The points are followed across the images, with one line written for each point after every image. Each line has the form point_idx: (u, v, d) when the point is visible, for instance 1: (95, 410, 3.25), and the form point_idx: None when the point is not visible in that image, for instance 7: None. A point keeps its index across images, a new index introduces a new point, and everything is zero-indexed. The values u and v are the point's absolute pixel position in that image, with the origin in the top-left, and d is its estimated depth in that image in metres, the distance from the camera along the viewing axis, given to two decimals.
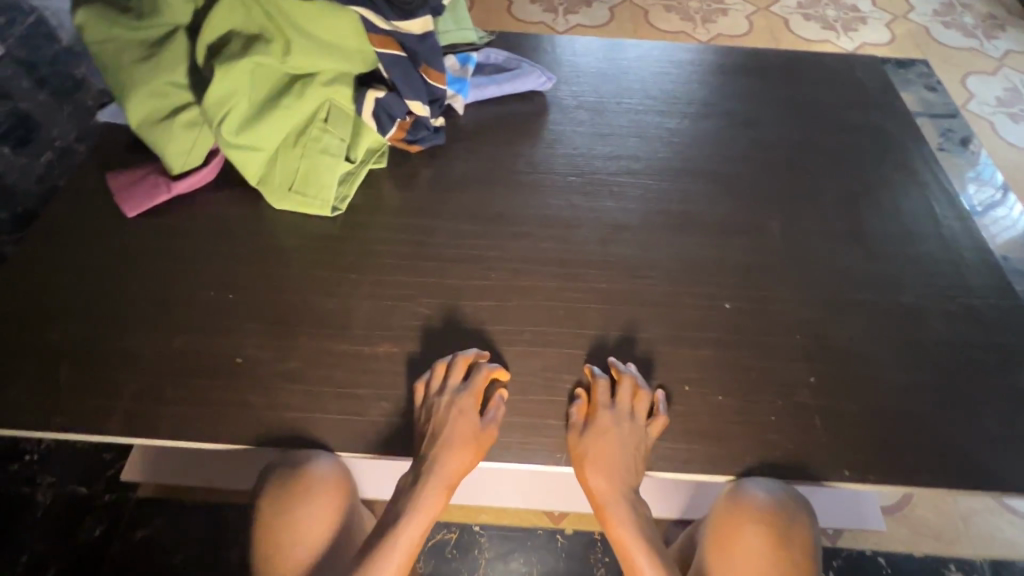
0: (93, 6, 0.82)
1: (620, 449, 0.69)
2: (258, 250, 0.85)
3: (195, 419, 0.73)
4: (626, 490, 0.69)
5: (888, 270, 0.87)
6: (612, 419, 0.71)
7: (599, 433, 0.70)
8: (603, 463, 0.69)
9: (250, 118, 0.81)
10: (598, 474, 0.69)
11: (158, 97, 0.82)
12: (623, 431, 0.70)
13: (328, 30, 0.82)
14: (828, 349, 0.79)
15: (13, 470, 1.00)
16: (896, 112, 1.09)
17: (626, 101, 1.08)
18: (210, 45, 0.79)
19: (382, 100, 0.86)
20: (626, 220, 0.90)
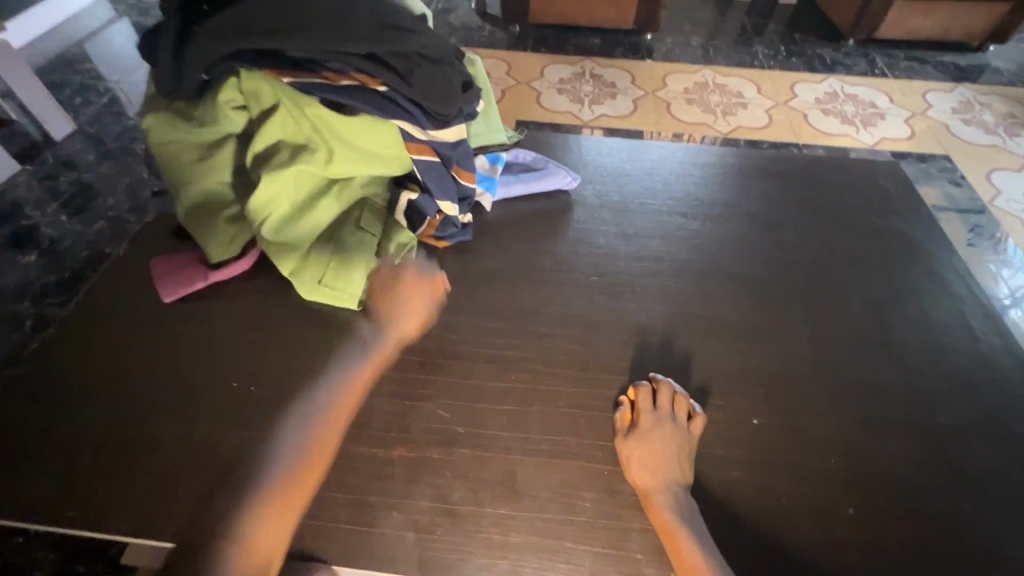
0: (161, 110, 0.89)
1: (663, 444, 0.72)
2: (286, 342, 0.87)
3: (200, 518, 0.71)
4: (671, 486, 0.70)
5: (929, 387, 0.83)
6: (654, 420, 0.75)
7: (642, 432, 0.73)
8: (658, 464, 0.71)
9: (288, 218, 0.85)
10: (643, 473, 0.71)
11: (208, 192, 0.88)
12: (670, 434, 0.73)
13: (368, 138, 0.86)
14: (868, 475, 0.74)
15: (18, 544, 0.98)
16: (922, 218, 1.09)
17: (649, 201, 1.10)
18: (260, 155, 0.84)
19: (416, 200, 0.92)
20: (649, 323, 0.89)
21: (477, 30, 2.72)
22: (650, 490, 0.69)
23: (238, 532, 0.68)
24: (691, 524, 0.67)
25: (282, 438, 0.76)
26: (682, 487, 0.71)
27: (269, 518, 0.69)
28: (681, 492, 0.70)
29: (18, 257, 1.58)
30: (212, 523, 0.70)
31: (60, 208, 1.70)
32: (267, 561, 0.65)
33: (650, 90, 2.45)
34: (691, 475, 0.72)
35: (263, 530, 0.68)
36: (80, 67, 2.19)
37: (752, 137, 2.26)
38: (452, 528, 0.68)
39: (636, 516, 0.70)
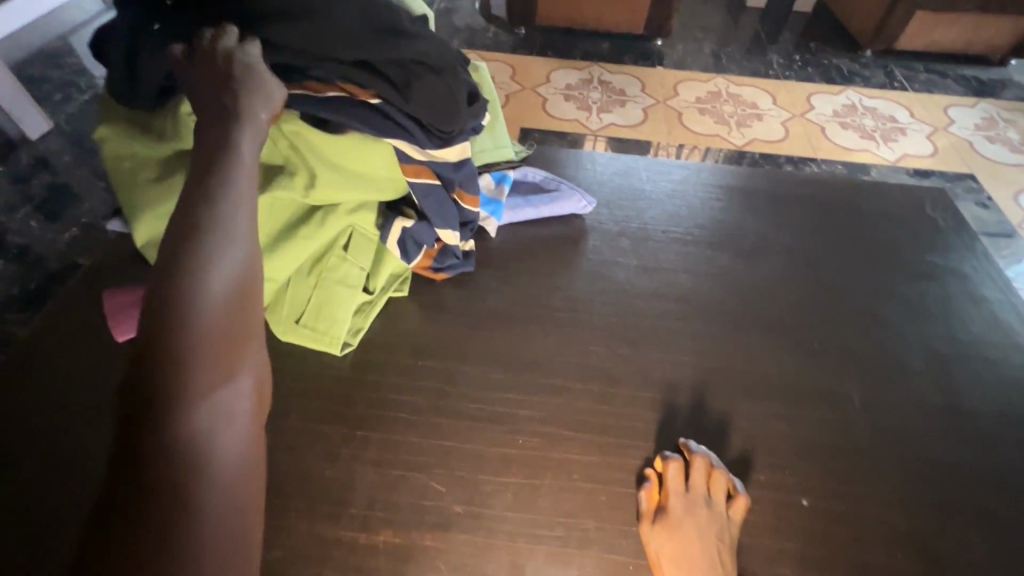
0: (117, 120, 0.78)
1: (699, 537, 0.61)
2: None
3: None
4: None
5: (995, 464, 0.73)
6: (687, 505, 0.63)
7: (674, 522, 0.62)
8: (697, 564, 0.59)
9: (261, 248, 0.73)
10: (678, 575, 0.59)
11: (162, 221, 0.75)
12: (707, 523, 0.62)
13: (359, 160, 0.75)
14: (935, 574, 0.63)
15: None
16: (975, 255, 0.98)
17: (673, 230, 0.99)
18: None
19: (411, 228, 0.80)
20: (678, 377, 0.77)
21: (481, 32, 2.60)
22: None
23: (170, 398, 0.41)
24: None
25: (207, 245, 0.45)
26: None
27: (216, 328, 0.44)
28: None
29: None
30: (138, 373, 0.42)
31: (27, 214, 1.57)
32: (230, 379, 0.44)
33: (661, 99, 2.34)
34: (735, 574, 0.61)
35: (208, 316, 0.43)
36: (60, 61, 2.06)
37: (768, 151, 2.15)
38: None
39: None
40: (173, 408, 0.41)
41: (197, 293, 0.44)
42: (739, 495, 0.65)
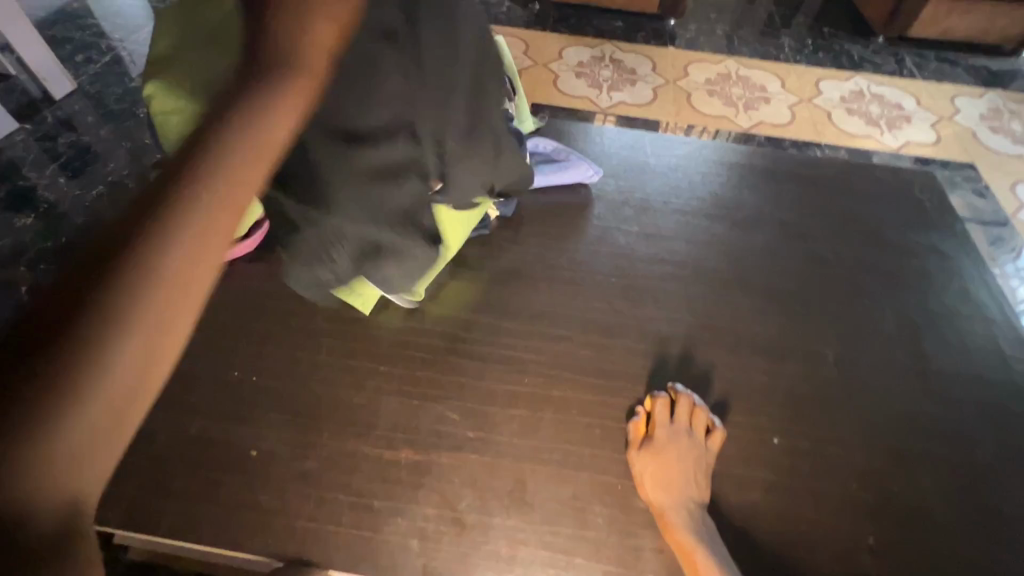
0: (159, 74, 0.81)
1: (680, 460, 0.70)
2: (291, 331, 0.82)
3: (196, 514, 0.67)
4: (689, 505, 0.67)
5: (951, 416, 0.81)
6: (670, 434, 0.72)
7: (658, 447, 0.70)
8: (675, 481, 0.68)
9: None
10: (658, 489, 0.68)
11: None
12: (686, 450, 0.71)
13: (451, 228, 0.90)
14: (885, 504, 0.72)
15: None
16: (957, 235, 1.05)
17: (673, 201, 1.06)
18: None
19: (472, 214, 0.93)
20: (670, 332, 0.86)
21: (494, 6, 2.62)
22: (669, 507, 0.66)
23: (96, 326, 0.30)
24: (712, 549, 0.64)
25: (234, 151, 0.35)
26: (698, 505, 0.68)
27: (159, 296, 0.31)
28: (698, 511, 0.67)
29: (14, 219, 1.52)
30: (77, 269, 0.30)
31: (58, 171, 1.64)
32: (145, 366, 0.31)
33: (671, 79, 2.37)
34: (708, 494, 0.70)
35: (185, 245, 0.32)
36: (82, 23, 2.10)
37: (773, 134, 2.19)
38: (459, 539, 0.66)
39: (650, 536, 0.68)
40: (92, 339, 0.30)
41: (150, 255, 0.31)
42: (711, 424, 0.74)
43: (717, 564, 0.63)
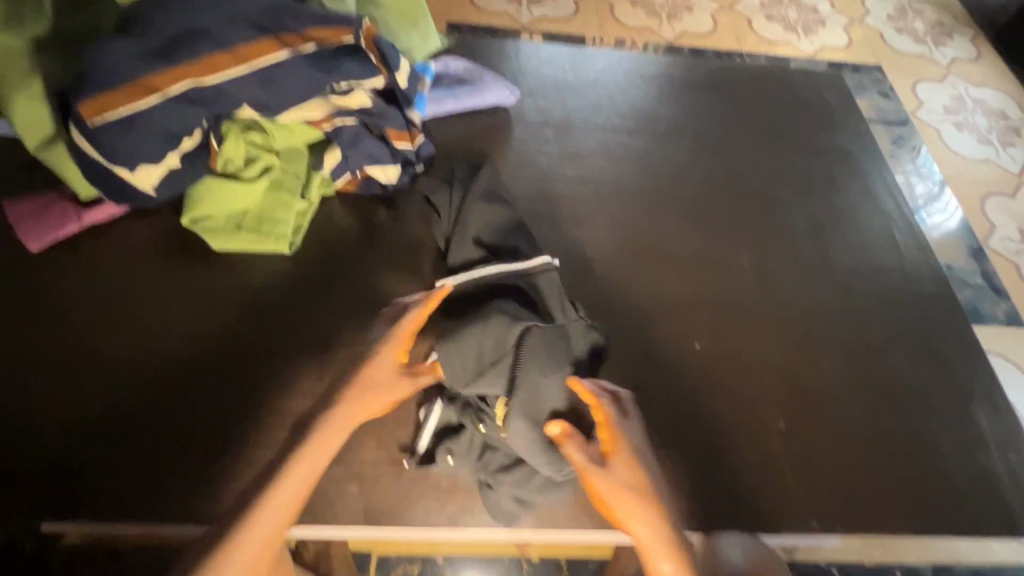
0: None
1: (642, 486, 0.63)
2: (195, 292, 0.77)
3: (118, 486, 0.65)
4: (670, 532, 0.62)
5: (851, 305, 0.87)
6: (621, 458, 0.64)
7: (618, 476, 0.63)
8: (648, 514, 0.62)
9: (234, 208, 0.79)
10: (641, 523, 0.61)
11: (59, 138, 0.74)
12: (643, 457, 0.66)
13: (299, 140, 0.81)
14: (795, 392, 0.79)
15: None
16: (860, 135, 1.09)
17: (594, 118, 1.02)
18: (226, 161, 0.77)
19: (360, 149, 0.83)
20: (595, 253, 0.86)
21: None
22: (644, 549, 0.61)
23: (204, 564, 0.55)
24: (666, 550, 0.60)
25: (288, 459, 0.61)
26: (654, 511, 0.62)
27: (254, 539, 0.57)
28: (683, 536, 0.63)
29: None
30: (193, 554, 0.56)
31: None
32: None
33: None
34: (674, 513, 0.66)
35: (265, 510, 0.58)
36: None
37: (697, 45, 2.16)
38: (398, 476, 0.66)
39: None
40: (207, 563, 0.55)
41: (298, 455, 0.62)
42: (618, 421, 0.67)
43: None
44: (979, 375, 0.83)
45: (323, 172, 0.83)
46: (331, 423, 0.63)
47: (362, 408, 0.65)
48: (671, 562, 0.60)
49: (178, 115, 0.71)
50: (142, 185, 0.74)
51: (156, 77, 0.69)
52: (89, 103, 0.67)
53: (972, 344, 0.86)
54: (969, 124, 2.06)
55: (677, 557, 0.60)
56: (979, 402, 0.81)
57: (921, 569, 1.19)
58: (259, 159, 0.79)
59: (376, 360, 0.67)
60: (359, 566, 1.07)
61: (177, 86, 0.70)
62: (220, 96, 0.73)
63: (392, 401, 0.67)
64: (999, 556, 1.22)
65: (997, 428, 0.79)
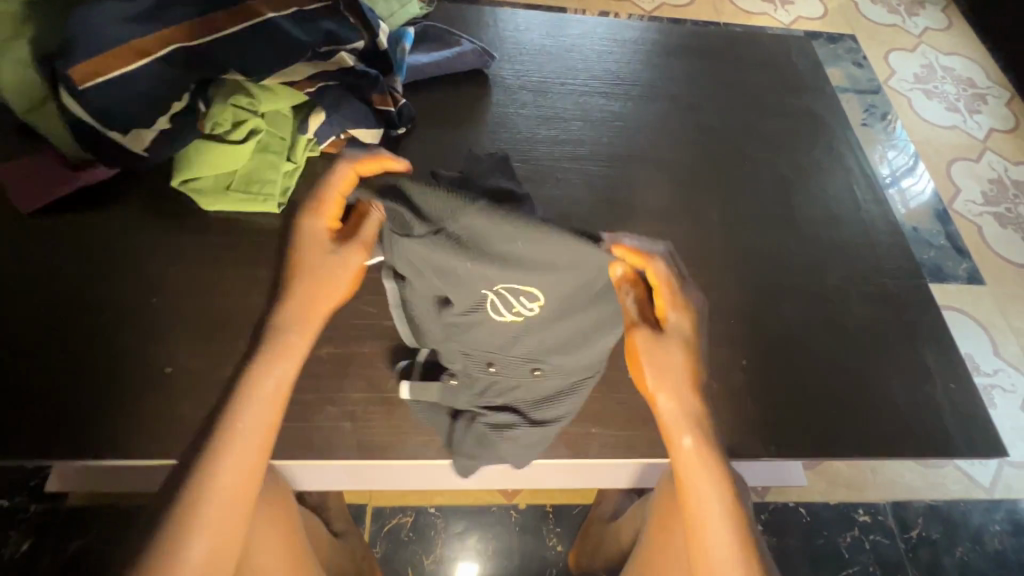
0: None
1: (673, 360, 0.64)
2: (187, 249, 0.80)
3: (123, 427, 0.69)
4: (694, 412, 0.64)
5: (812, 255, 0.93)
6: (658, 335, 0.64)
7: (656, 344, 0.63)
8: (672, 392, 0.64)
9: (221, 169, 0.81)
10: (666, 396, 0.64)
11: (46, 102, 0.76)
12: (681, 336, 0.64)
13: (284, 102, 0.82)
14: (757, 334, 0.85)
15: (35, 486, 1.10)
16: (825, 97, 1.13)
17: (570, 82, 1.05)
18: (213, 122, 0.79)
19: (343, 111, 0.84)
20: (571, 209, 0.90)
21: None
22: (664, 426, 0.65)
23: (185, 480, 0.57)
24: (689, 426, 0.64)
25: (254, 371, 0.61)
26: (693, 394, 0.64)
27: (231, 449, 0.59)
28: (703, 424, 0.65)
29: None
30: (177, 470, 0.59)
31: None
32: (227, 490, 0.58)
33: None
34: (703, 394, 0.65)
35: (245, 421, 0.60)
36: None
37: (676, 16, 2.18)
38: (389, 413, 0.71)
39: None
40: (191, 480, 0.57)
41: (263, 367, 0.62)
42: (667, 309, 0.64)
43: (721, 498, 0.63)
44: (927, 316, 0.90)
45: (309, 134, 0.84)
46: (260, 366, 0.61)
47: (323, 292, 0.64)
48: (693, 438, 0.64)
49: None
50: (134, 147, 0.77)
51: (143, 42, 0.73)
52: (78, 69, 0.70)
53: (922, 288, 0.93)
54: (938, 92, 2.12)
55: (697, 436, 0.64)
56: (927, 340, 0.88)
57: (881, 507, 1.28)
58: (244, 121, 0.80)
59: (311, 245, 0.64)
60: (355, 515, 1.12)
61: (164, 48, 0.74)
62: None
63: (356, 271, 0.66)
64: (954, 493, 1.31)
65: (941, 362, 0.86)
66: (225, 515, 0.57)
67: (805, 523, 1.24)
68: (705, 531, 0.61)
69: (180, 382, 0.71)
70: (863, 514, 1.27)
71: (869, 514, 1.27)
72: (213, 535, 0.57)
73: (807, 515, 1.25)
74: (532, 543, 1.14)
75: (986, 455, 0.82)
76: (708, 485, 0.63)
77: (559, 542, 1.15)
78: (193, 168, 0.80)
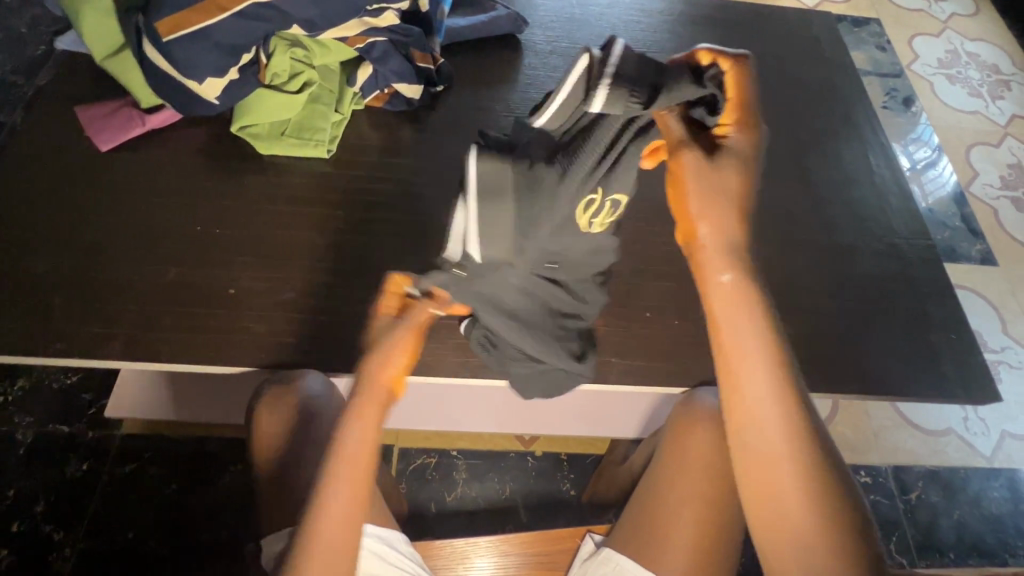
0: None
1: (712, 182, 0.59)
2: (246, 187, 0.88)
3: (193, 339, 0.77)
4: (734, 255, 0.59)
5: (825, 214, 0.98)
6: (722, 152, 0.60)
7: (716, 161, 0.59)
8: (718, 219, 0.59)
9: (276, 117, 0.89)
10: (709, 221, 0.59)
11: (123, 51, 0.84)
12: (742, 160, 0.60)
13: (335, 57, 0.90)
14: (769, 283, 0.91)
15: (91, 414, 1.19)
16: (844, 69, 1.17)
17: (598, 48, 1.11)
18: (273, 74, 0.87)
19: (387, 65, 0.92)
20: None
21: None
22: (710, 296, 0.60)
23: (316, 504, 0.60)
24: (728, 264, 0.59)
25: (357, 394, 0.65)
26: (736, 221, 0.59)
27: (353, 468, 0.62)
28: (751, 287, 0.59)
29: None
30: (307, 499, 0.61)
31: None
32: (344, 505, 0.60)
33: None
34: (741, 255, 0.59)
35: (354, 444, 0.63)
36: None
37: None
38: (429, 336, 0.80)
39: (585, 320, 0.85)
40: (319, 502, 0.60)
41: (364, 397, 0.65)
42: (729, 129, 0.61)
43: (786, 375, 0.57)
44: (932, 272, 0.95)
45: (356, 88, 0.92)
46: (363, 388, 0.66)
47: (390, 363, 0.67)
48: (732, 275, 0.59)
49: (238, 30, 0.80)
50: (208, 96, 0.84)
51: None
52: (165, 22, 0.77)
53: (930, 248, 0.98)
54: (961, 78, 2.12)
55: (742, 296, 0.59)
56: (930, 294, 0.93)
57: (883, 470, 1.33)
58: (300, 73, 0.88)
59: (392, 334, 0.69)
60: (383, 453, 1.20)
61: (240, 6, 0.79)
62: (275, 13, 0.81)
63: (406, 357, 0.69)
64: (955, 459, 1.36)
65: (942, 314, 0.92)
66: (359, 491, 0.61)
67: None
68: (739, 397, 0.58)
69: (243, 314, 0.79)
70: (864, 476, 1.32)
71: (870, 476, 1.32)
72: (350, 503, 0.61)
73: None
74: (547, 487, 1.21)
75: (980, 400, 0.87)
76: (744, 336, 0.58)
77: (573, 487, 1.22)
78: (252, 115, 0.88)
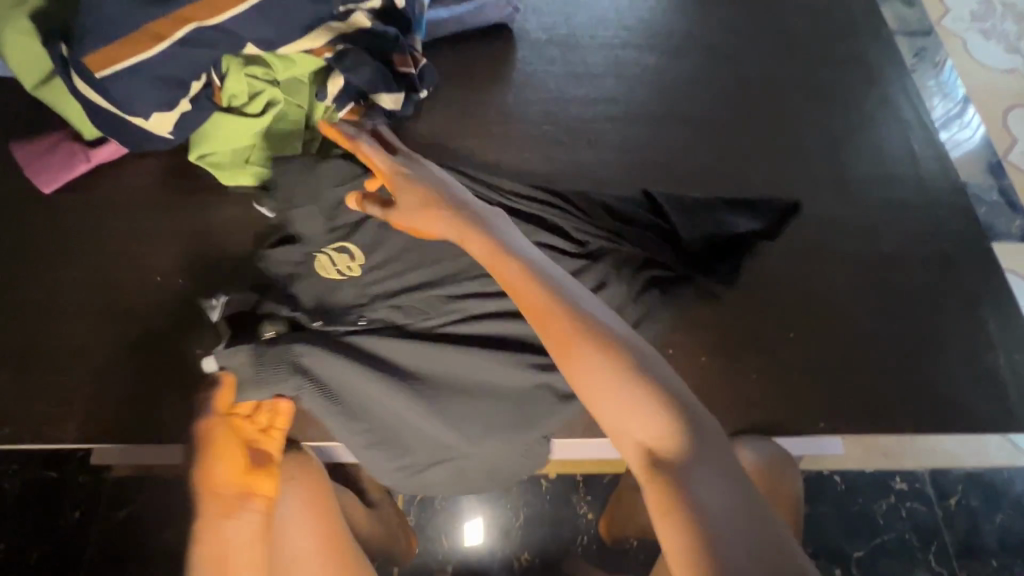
0: None
1: None
2: (208, 227, 0.78)
3: (161, 409, 0.69)
4: None
5: (864, 217, 0.87)
6: None
7: None
8: None
9: (237, 143, 0.77)
10: None
11: (52, 77, 0.73)
12: None
13: (300, 71, 0.77)
14: (806, 306, 0.80)
15: (80, 458, 1.13)
16: (881, 40, 1.03)
17: (599, 34, 0.97)
18: (230, 97, 0.75)
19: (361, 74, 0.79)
20: (605, 175, 0.86)
21: None
22: None
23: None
24: None
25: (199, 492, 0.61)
26: None
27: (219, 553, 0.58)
28: None
29: None
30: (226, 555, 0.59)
31: None
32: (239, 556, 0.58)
33: None
34: None
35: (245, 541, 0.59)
36: None
37: None
38: None
39: None
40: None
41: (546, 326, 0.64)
42: None
43: None
44: (988, 282, 0.84)
45: (329, 103, 0.78)
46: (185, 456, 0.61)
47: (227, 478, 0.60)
48: None
49: (181, 59, 0.70)
50: (159, 131, 0.74)
51: (162, 23, 0.68)
52: (96, 55, 0.66)
53: (985, 252, 0.86)
54: (996, 32, 1.93)
55: None
56: (988, 306, 0.83)
57: (921, 474, 1.25)
58: (261, 93, 0.76)
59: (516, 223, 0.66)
60: None
61: (183, 30, 0.69)
62: (222, 34, 0.70)
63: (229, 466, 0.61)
64: (997, 459, 1.27)
65: (1003, 330, 0.81)
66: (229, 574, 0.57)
67: (842, 493, 1.22)
68: None
69: None
70: (900, 482, 1.24)
71: (907, 483, 1.24)
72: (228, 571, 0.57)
73: (844, 484, 1.23)
74: (564, 513, 1.11)
75: None
76: None
77: (591, 510, 1.12)
78: (210, 143, 0.77)
